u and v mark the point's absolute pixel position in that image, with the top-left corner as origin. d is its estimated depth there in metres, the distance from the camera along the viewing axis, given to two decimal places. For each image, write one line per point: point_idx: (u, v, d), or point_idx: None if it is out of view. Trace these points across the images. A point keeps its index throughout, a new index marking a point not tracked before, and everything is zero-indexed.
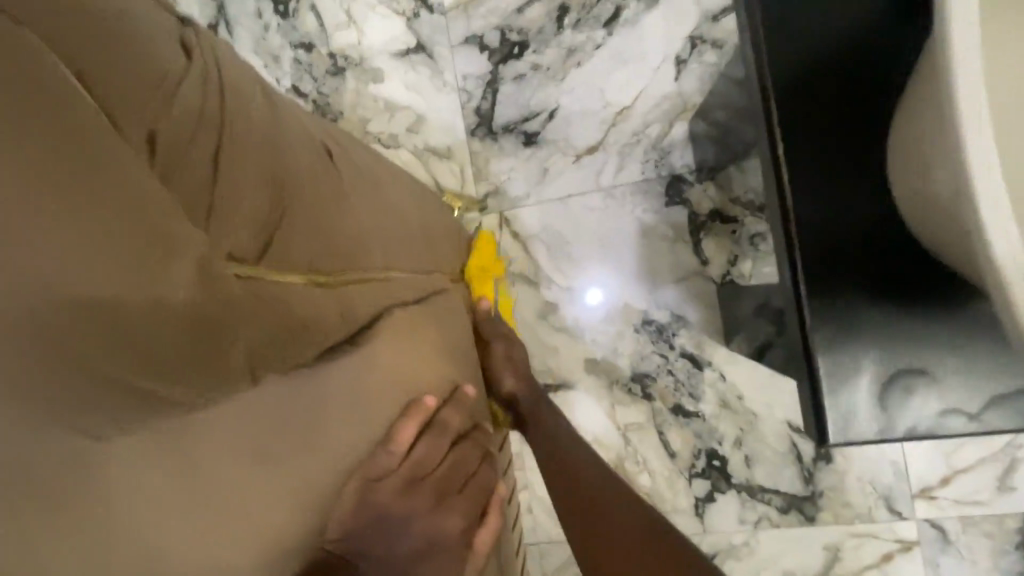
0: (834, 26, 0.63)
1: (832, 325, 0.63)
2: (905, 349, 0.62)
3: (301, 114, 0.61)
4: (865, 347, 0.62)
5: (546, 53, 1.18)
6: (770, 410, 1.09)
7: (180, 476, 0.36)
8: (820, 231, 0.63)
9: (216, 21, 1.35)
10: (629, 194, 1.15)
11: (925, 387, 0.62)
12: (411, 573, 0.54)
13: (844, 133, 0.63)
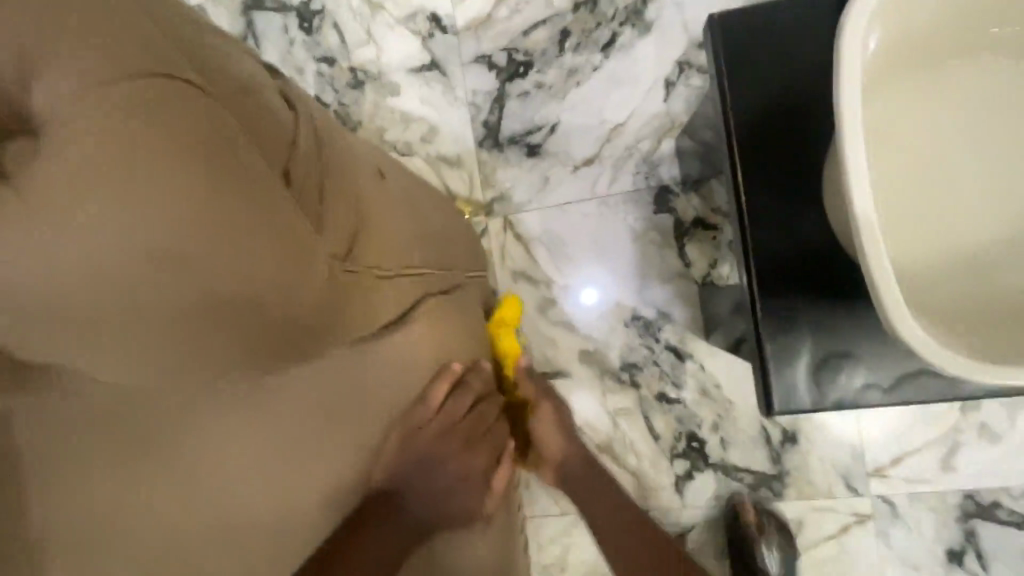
0: (787, 67, 0.75)
1: (778, 315, 0.75)
2: (837, 334, 0.74)
3: (347, 136, 0.73)
4: (804, 333, 0.74)
5: (548, 73, 1.30)
6: (743, 397, 1.23)
7: (248, 409, 0.52)
8: (777, 241, 0.75)
9: (245, 35, 1.47)
10: (622, 202, 1.27)
11: (858, 368, 0.74)
12: (444, 501, 0.72)
13: (799, 158, 0.75)
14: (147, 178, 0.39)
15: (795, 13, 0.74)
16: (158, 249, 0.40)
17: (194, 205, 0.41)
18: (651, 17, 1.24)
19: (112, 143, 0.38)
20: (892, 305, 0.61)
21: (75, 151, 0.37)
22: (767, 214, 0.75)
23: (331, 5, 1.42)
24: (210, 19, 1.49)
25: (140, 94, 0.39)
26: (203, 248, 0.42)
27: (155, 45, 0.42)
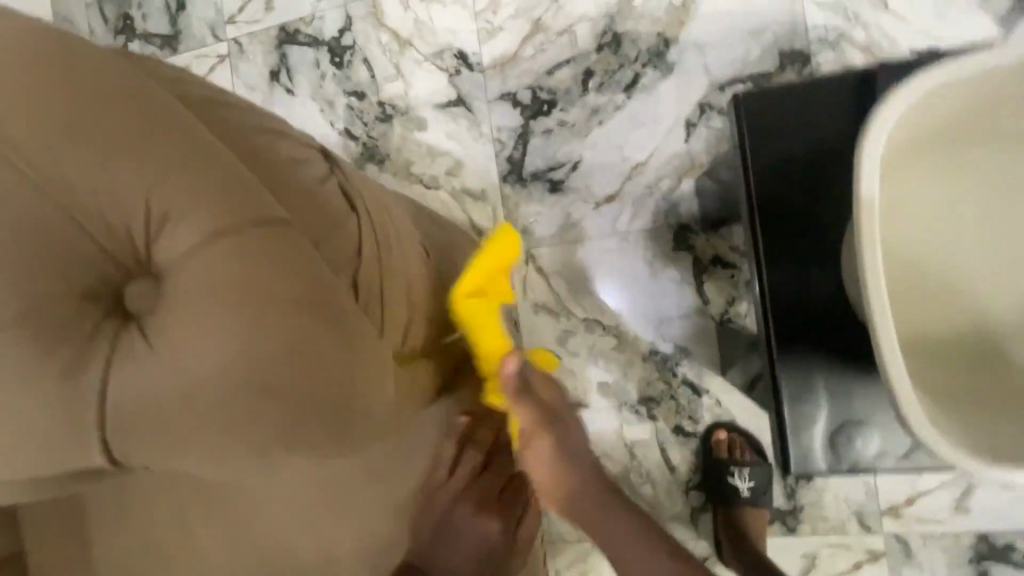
0: (817, 141, 0.71)
1: (796, 368, 0.71)
2: (854, 395, 0.70)
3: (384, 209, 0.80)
4: (821, 389, 0.71)
5: (571, 112, 1.33)
6: (759, 433, 1.26)
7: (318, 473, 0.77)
8: (807, 318, 0.72)
9: (279, 68, 1.53)
10: (641, 239, 1.30)
11: (879, 427, 0.70)
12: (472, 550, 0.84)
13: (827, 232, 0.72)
14: (237, 283, 0.56)
15: (825, 82, 0.70)
16: (240, 343, 0.56)
17: (265, 298, 0.56)
18: (673, 59, 1.27)
19: (217, 261, 0.56)
20: (903, 397, 0.56)
21: (195, 267, 0.56)
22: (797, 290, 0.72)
23: (361, 40, 1.46)
24: (246, 52, 1.56)
25: (233, 221, 0.57)
26: (274, 330, 0.57)
27: (239, 192, 0.58)
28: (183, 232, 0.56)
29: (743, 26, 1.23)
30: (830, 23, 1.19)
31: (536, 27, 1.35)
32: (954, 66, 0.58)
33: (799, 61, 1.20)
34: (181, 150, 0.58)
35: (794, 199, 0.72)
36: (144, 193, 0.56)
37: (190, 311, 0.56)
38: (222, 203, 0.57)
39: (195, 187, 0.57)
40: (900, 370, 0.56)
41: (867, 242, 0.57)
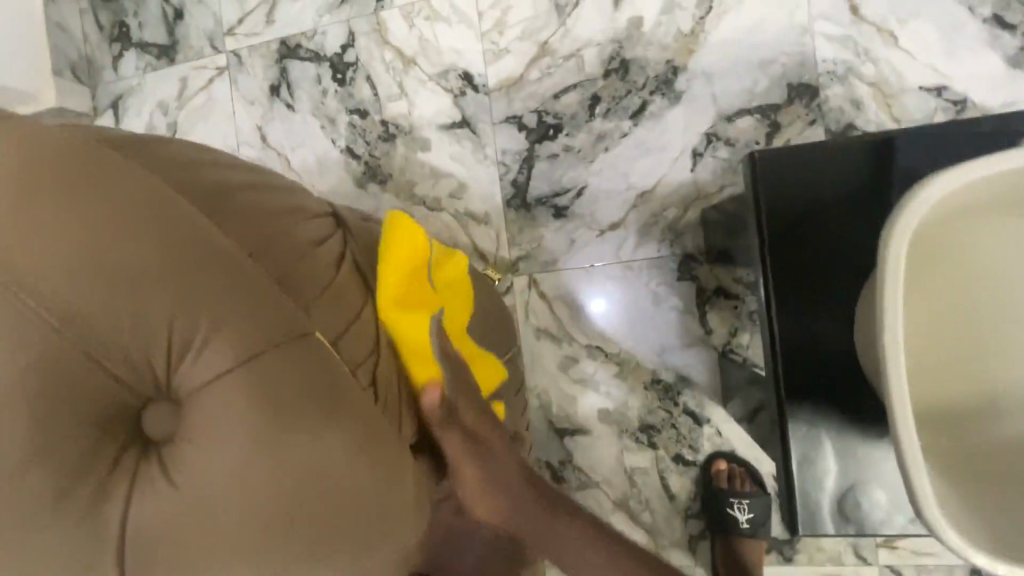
0: (832, 205, 0.69)
1: (804, 426, 0.70)
2: (858, 451, 0.70)
3: None
4: (827, 446, 0.70)
5: (577, 137, 1.32)
6: (758, 463, 1.27)
7: None
8: (821, 381, 0.70)
9: (279, 83, 1.50)
10: (645, 268, 1.30)
11: (879, 480, 0.70)
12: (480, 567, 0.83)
13: (842, 295, 0.69)
14: (265, 414, 0.49)
15: (838, 145, 0.68)
16: (265, 467, 0.50)
17: (298, 432, 0.51)
18: (681, 87, 1.26)
19: (247, 394, 0.49)
20: (913, 467, 0.56)
21: (217, 403, 0.48)
22: (810, 353, 0.70)
23: (364, 57, 1.44)
24: (245, 65, 1.53)
25: (262, 345, 0.50)
26: (303, 462, 0.51)
27: (257, 291, 0.51)
28: (206, 358, 0.48)
29: (752, 57, 1.22)
30: (839, 56, 1.18)
31: (543, 51, 1.33)
32: (977, 164, 0.56)
33: (807, 94, 1.20)
34: (172, 250, 0.48)
35: (809, 264, 0.69)
36: (121, 303, 0.46)
37: (206, 451, 0.48)
38: (246, 325, 0.50)
39: (220, 303, 0.49)
40: (911, 437, 0.55)
41: (886, 316, 0.56)
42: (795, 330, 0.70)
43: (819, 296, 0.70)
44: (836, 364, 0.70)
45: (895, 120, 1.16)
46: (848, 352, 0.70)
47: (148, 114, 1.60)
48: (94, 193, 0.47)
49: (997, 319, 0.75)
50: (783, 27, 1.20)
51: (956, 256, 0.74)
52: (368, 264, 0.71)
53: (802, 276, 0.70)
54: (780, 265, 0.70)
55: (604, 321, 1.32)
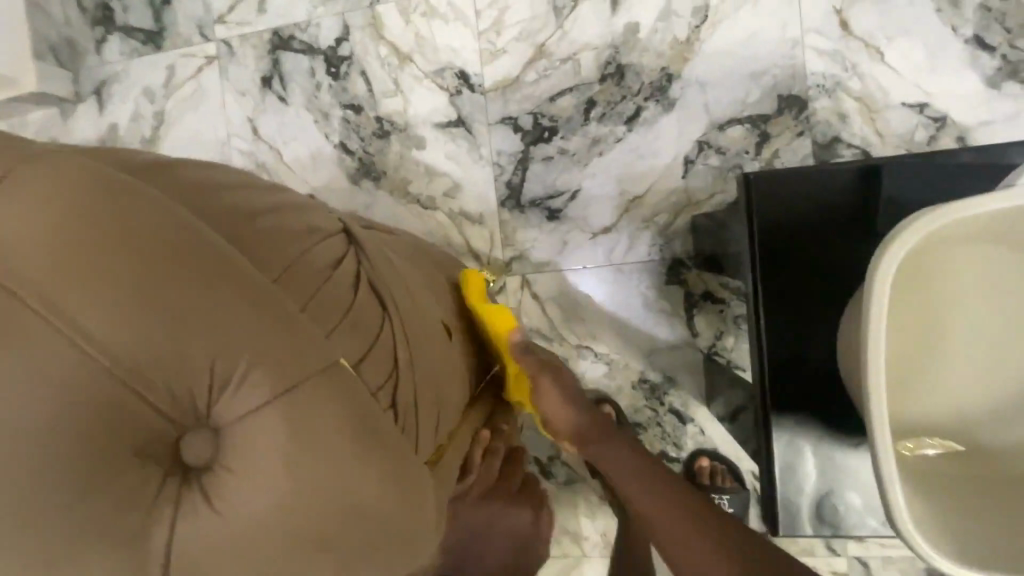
0: (819, 225, 0.72)
1: (786, 434, 0.74)
2: (835, 457, 0.74)
3: (408, 278, 0.76)
4: (806, 452, 0.75)
5: (572, 140, 1.33)
6: (739, 460, 1.32)
7: None
8: (805, 394, 0.74)
9: (271, 74, 1.48)
10: (636, 271, 1.33)
11: (852, 485, 0.74)
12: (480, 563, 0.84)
13: (826, 313, 0.73)
14: (300, 446, 0.49)
15: (825, 170, 0.72)
16: (292, 494, 0.49)
17: (332, 460, 0.51)
18: (675, 95, 1.28)
19: (285, 423, 0.49)
20: (889, 478, 0.60)
21: (257, 433, 0.49)
22: (794, 367, 0.74)
23: (359, 52, 1.42)
24: (236, 54, 1.50)
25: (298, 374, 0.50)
26: (337, 487, 0.52)
27: (285, 321, 0.52)
28: (244, 393, 0.48)
29: (744, 67, 1.25)
30: (828, 71, 1.22)
31: (540, 53, 1.34)
32: (960, 204, 0.60)
33: (797, 106, 1.23)
34: (196, 280, 0.48)
35: (797, 282, 0.73)
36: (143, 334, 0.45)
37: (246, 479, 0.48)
38: (281, 355, 0.50)
39: (254, 336, 0.49)
40: (888, 452, 0.59)
41: (871, 335, 0.59)
42: (781, 344, 0.74)
43: (805, 313, 0.73)
44: (820, 378, 0.74)
45: (878, 135, 1.21)
46: (832, 367, 0.73)
47: (134, 101, 1.57)
48: (130, 221, 0.47)
49: (967, 337, 0.79)
50: (775, 40, 1.23)
51: (934, 279, 0.78)
52: (387, 281, 0.70)
53: (790, 294, 0.73)
54: (770, 282, 0.73)
55: (595, 323, 1.35)
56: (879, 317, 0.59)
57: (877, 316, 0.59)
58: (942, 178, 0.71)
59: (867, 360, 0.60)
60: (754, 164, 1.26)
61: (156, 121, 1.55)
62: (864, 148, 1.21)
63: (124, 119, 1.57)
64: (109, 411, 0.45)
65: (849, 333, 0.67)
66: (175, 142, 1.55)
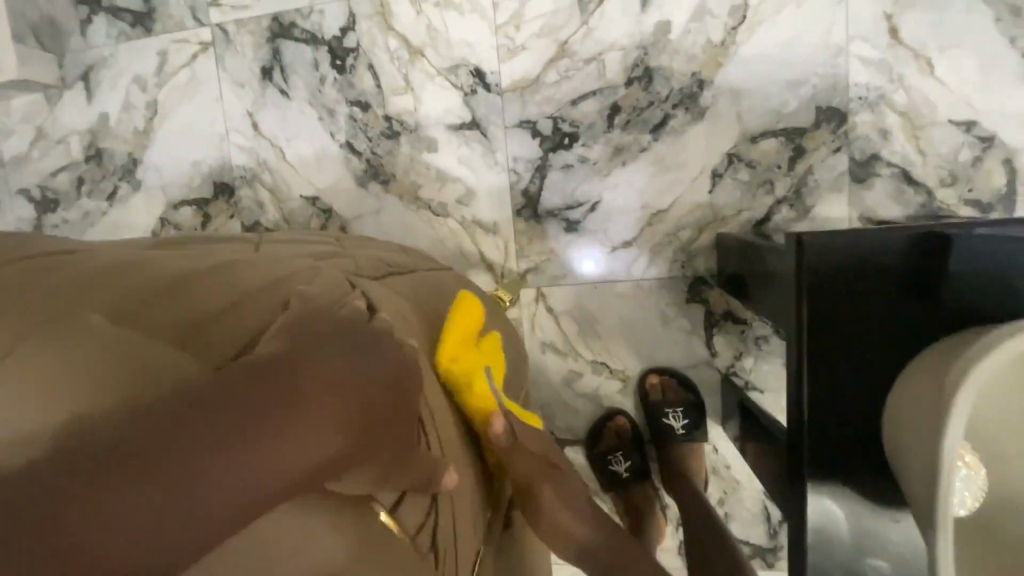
0: (875, 292, 0.68)
1: (823, 499, 0.72)
2: (872, 521, 0.72)
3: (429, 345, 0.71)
4: (842, 517, 0.72)
5: (593, 148, 1.26)
6: (751, 480, 1.31)
7: None
8: (845, 459, 0.71)
9: (271, 65, 1.38)
10: (655, 288, 1.29)
11: (884, 547, 0.72)
12: None
13: (873, 379, 0.70)
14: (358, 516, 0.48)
15: (884, 238, 0.67)
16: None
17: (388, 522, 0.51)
18: (706, 103, 1.20)
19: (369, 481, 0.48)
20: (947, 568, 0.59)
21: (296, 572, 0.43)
22: (835, 432, 0.71)
23: (366, 44, 1.32)
24: (232, 41, 1.39)
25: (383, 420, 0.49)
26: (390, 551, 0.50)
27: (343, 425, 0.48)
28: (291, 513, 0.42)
29: (783, 75, 1.16)
30: (872, 82, 1.13)
31: (562, 51, 1.24)
32: None
33: (836, 119, 1.15)
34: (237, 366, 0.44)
35: (842, 349, 0.70)
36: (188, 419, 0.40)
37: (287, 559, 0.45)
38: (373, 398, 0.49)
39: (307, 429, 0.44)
40: (949, 542, 0.58)
41: (953, 425, 0.58)
42: (825, 409, 0.71)
43: (849, 377, 0.70)
44: (862, 443, 0.71)
45: (920, 154, 1.14)
46: (874, 432, 0.71)
47: (125, 89, 1.46)
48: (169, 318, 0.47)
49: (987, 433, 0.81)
50: (818, 46, 1.14)
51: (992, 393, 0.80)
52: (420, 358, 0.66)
53: (835, 359, 0.70)
54: (817, 346, 0.70)
55: (610, 337, 1.32)
56: (964, 407, 0.58)
57: (963, 407, 0.58)
58: (1009, 243, 0.66)
59: (945, 443, 0.58)
60: (787, 181, 1.19)
61: (149, 112, 1.46)
62: (903, 166, 1.15)
63: (114, 109, 1.47)
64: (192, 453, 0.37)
65: (904, 414, 0.66)
66: (170, 135, 1.46)
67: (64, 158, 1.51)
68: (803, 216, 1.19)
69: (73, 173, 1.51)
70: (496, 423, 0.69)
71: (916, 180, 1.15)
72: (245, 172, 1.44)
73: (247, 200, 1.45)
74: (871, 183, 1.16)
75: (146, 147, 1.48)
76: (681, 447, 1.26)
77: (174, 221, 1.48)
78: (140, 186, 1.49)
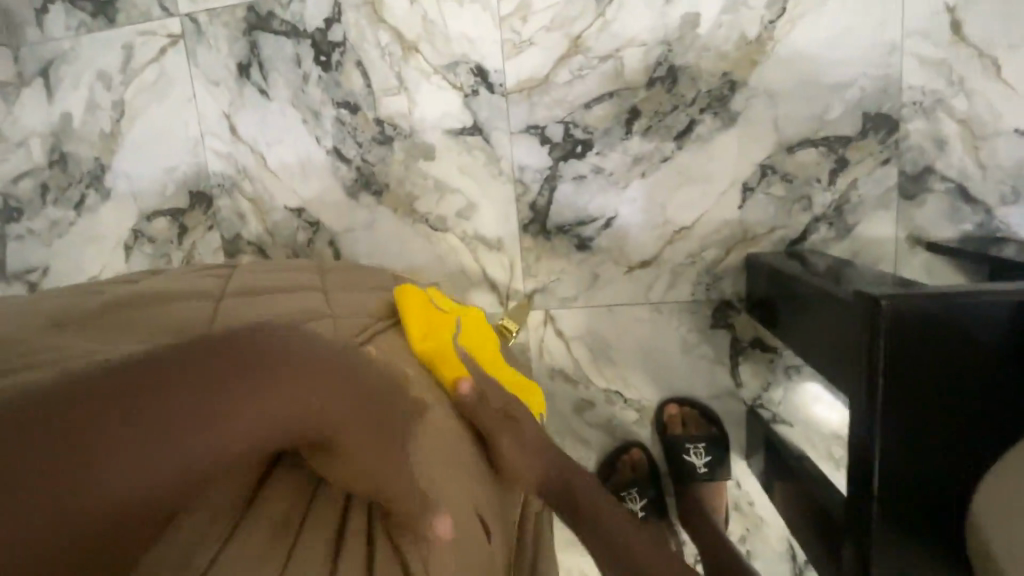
0: (963, 366, 0.63)
1: None
2: None
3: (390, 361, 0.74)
4: None
5: (610, 157, 1.12)
6: (776, 517, 1.22)
7: None
8: (913, 532, 0.66)
9: (249, 61, 1.24)
10: (677, 312, 1.17)
11: None
12: None
13: (954, 458, 0.64)
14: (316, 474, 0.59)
15: (966, 298, 0.62)
16: None
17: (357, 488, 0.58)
18: (738, 107, 1.06)
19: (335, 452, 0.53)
20: None
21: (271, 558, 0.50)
22: (904, 506, 0.66)
23: (354, 37, 1.18)
24: (205, 35, 1.25)
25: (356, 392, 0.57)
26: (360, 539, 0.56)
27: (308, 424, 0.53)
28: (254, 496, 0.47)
29: (827, 75, 1.02)
30: (929, 85, 1.00)
31: (574, 46, 1.10)
32: None
33: (885, 127, 1.02)
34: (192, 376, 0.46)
35: (918, 414, 0.64)
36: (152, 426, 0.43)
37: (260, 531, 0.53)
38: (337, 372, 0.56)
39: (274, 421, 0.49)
40: None
41: None
42: (895, 482, 0.66)
43: (926, 451, 0.65)
44: (932, 518, 0.66)
45: (979, 167, 1.01)
46: (951, 509, 0.65)
47: (87, 87, 1.30)
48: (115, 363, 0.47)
49: None
50: (868, 43, 1.00)
51: None
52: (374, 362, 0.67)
53: (911, 432, 0.64)
54: (893, 412, 0.64)
55: (626, 364, 1.21)
56: None
57: None
58: None
59: None
60: (827, 196, 1.07)
61: (116, 113, 1.31)
62: (960, 181, 1.02)
63: (78, 109, 1.30)
64: (190, 424, 0.44)
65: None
66: (142, 139, 1.32)
67: (24, 164, 1.29)
68: (843, 236, 1.07)
69: (36, 181, 1.30)
70: (463, 386, 0.78)
71: (974, 197, 1.02)
72: (223, 180, 1.32)
73: (227, 210, 1.33)
74: (922, 200, 1.04)
75: (114, 152, 1.32)
76: (704, 487, 1.15)
77: (147, 234, 1.34)
78: (110, 195, 1.33)
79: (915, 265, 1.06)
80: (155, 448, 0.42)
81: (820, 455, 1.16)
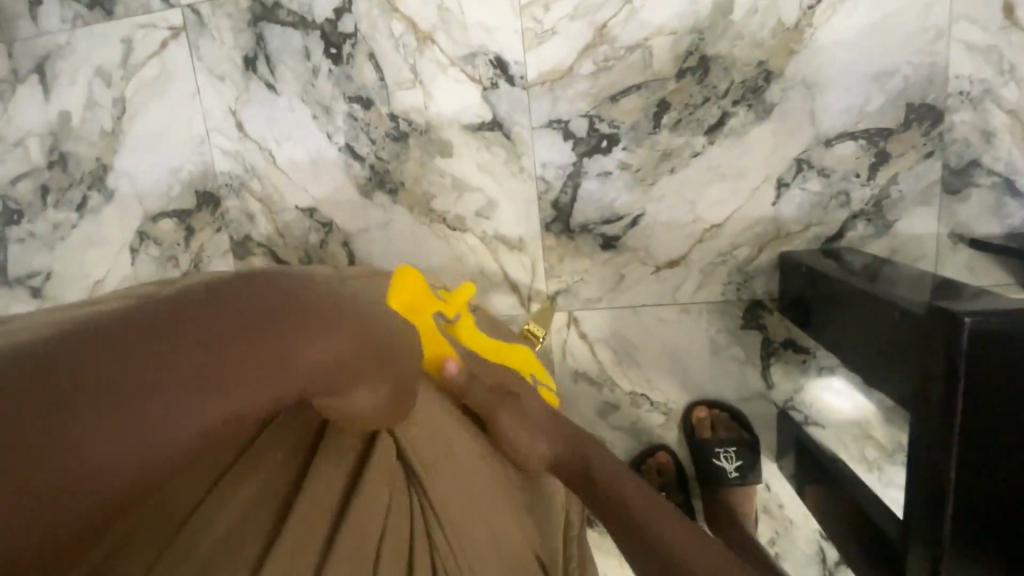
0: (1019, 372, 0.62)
1: None
2: None
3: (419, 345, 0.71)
4: None
5: (637, 152, 1.07)
6: (805, 519, 1.19)
7: None
8: (974, 541, 0.64)
9: (255, 54, 1.18)
10: (706, 312, 1.13)
11: None
12: None
13: (1013, 462, 0.63)
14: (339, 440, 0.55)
15: None
16: None
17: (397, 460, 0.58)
18: (773, 99, 1.01)
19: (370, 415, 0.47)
20: None
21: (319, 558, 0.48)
22: (967, 512, 0.64)
23: (366, 28, 1.12)
24: (208, 26, 1.19)
25: (386, 343, 0.46)
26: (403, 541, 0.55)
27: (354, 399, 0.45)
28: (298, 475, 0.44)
29: (868, 63, 0.97)
30: (976, 73, 0.95)
31: (600, 35, 1.04)
32: None
33: (930, 119, 0.98)
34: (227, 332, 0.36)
35: (993, 425, 0.63)
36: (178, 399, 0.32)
37: (323, 508, 0.51)
38: (360, 320, 0.44)
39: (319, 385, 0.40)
40: None
41: None
42: (969, 492, 0.64)
43: (1000, 459, 0.63)
44: (1009, 530, 0.63)
45: None
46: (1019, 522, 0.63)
47: (85, 84, 1.19)
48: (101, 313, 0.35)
49: None
50: (913, 30, 0.95)
51: None
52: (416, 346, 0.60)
53: (970, 432, 0.63)
54: (970, 424, 0.63)
55: (652, 366, 1.17)
56: None
57: None
58: None
59: None
60: (865, 192, 1.02)
61: (116, 111, 1.22)
62: (1007, 175, 0.97)
63: (77, 108, 1.18)
64: (188, 402, 0.32)
65: None
66: (146, 138, 1.26)
67: (20, 164, 1.10)
68: (881, 233, 1.03)
69: (35, 182, 1.12)
70: (449, 366, 0.73)
71: (1020, 191, 0.98)
72: (231, 179, 1.27)
73: (235, 212, 1.31)
74: (965, 195, 0.99)
75: (116, 151, 1.23)
76: (734, 491, 1.11)
77: (152, 236, 1.28)
78: (113, 197, 1.23)
79: (957, 262, 1.01)
80: (151, 434, 0.31)
81: (852, 457, 1.12)
